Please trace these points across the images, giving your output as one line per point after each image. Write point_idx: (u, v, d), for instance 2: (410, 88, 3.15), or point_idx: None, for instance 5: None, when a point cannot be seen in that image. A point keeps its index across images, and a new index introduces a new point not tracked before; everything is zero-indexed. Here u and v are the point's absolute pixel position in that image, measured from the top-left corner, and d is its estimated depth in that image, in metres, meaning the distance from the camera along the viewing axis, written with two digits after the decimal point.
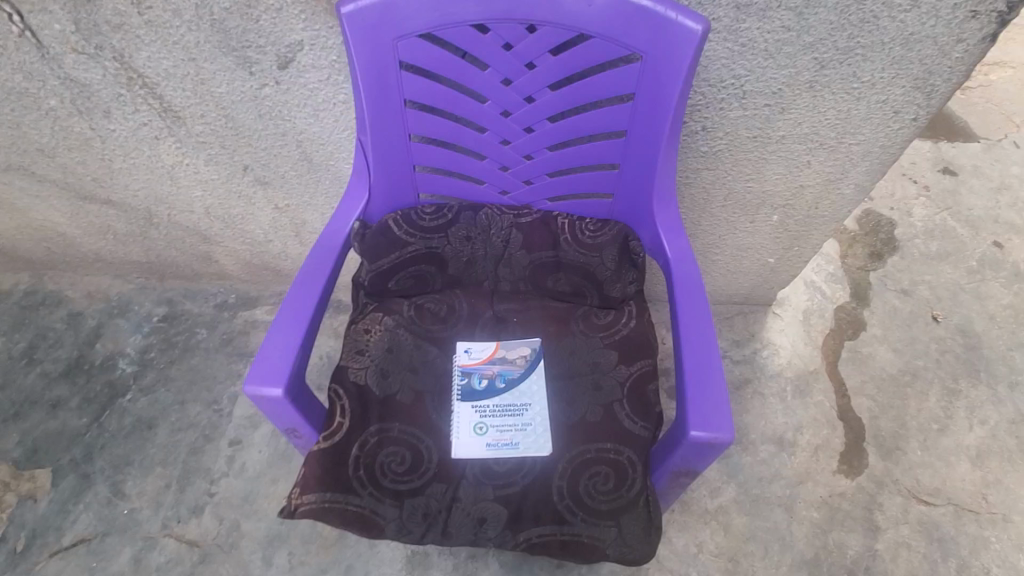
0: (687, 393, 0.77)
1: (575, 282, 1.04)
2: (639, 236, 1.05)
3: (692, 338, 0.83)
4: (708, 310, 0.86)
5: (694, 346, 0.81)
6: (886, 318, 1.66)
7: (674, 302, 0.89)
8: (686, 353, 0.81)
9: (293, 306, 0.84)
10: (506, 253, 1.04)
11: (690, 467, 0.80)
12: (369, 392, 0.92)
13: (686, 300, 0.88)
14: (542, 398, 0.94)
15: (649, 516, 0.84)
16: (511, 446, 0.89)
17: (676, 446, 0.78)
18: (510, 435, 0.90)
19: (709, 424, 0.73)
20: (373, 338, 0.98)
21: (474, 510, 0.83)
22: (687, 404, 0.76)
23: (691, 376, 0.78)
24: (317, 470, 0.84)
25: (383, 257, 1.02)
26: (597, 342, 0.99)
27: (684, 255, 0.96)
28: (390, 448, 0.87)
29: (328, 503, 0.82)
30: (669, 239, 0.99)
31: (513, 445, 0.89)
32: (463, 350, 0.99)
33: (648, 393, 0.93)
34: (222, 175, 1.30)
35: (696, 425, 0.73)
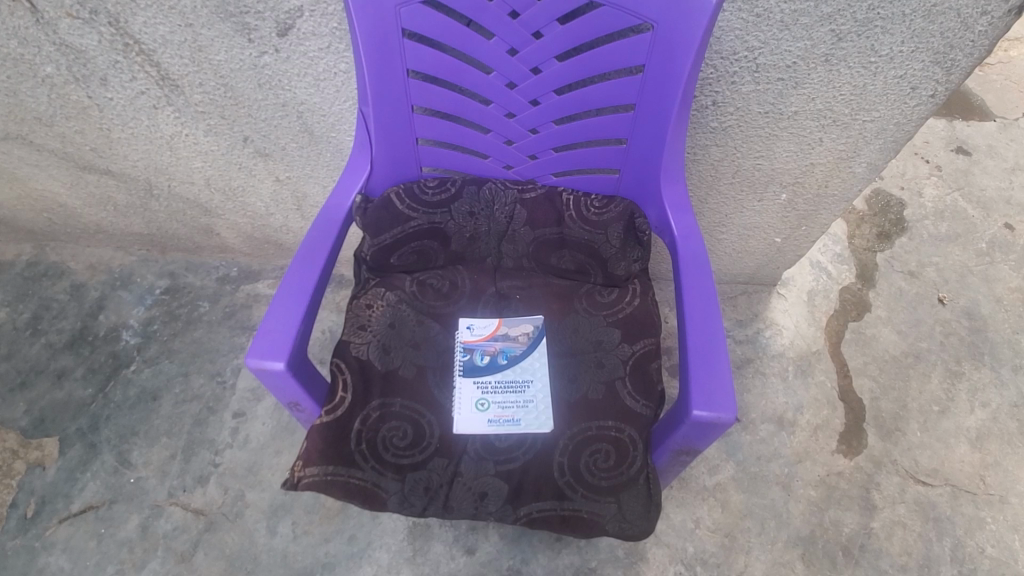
0: (691, 371, 0.75)
1: (579, 260, 1.03)
2: (646, 214, 1.03)
3: (696, 320, 0.81)
4: (715, 291, 0.84)
5: (699, 326, 0.79)
6: (892, 299, 1.65)
7: (680, 283, 0.87)
8: (690, 334, 0.79)
9: (293, 283, 0.82)
10: (511, 231, 1.03)
11: (693, 447, 0.79)
12: (371, 367, 0.92)
13: (691, 279, 0.87)
14: (545, 375, 0.94)
15: (649, 493, 0.84)
16: (513, 422, 0.89)
17: (678, 427, 0.76)
18: (512, 412, 0.90)
19: (712, 403, 0.72)
20: (376, 313, 0.98)
21: (475, 485, 0.84)
22: (690, 383, 0.74)
23: (695, 355, 0.76)
24: (320, 443, 0.84)
25: (384, 233, 1.00)
26: (599, 320, 0.99)
27: (691, 232, 0.94)
28: (393, 423, 0.87)
29: (330, 476, 0.83)
30: (675, 217, 0.97)
31: (514, 422, 0.89)
32: (465, 326, 1.00)
33: (651, 372, 0.93)
34: (222, 146, 1.28)
35: (699, 404, 0.72)
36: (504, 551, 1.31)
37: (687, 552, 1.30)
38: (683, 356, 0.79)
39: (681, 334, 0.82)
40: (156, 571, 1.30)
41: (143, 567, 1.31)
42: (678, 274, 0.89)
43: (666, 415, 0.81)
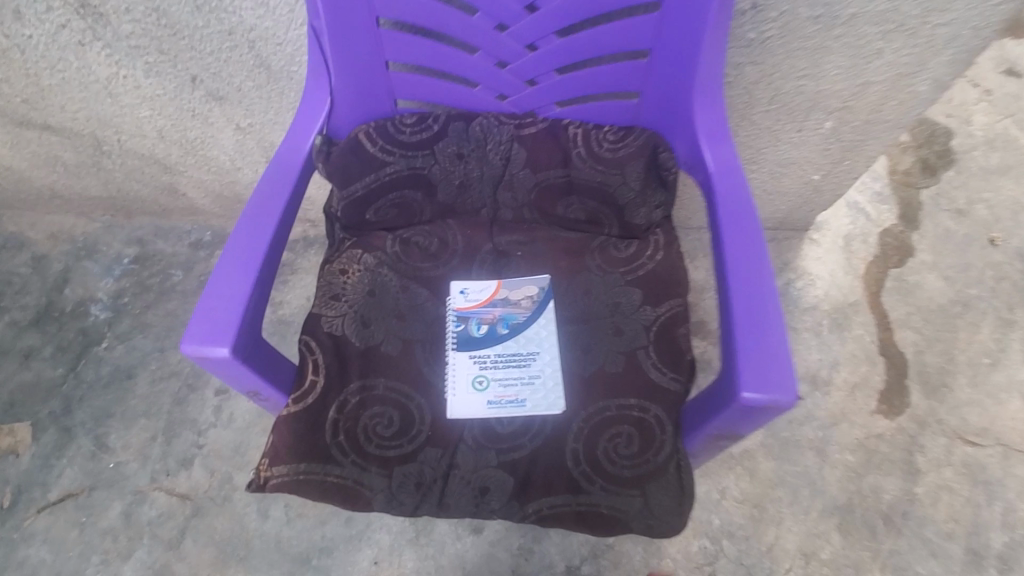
0: (738, 343, 0.59)
1: (590, 208, 0.86)
2: (674, 148, 0.84)
3: (740, 279, 0.64)
4: (763, 242, 0.67)
5: (745, 285, 0.63)
6: (937, 242, 1.48)
7: (717, 233, 0.70)
8: (734, 296, 0.63)
9: (239, 247, 0.66)
10: (508, 177, 0.86)
11: (737, 435, 0.64)
12: (348, 344, 0.78)
13: (731, 227, 0.69)
14: (553, 346, 0.80)
15: (682, 486, 0.69)
16: (517, 404, 0.76)
17: (719, 413, 0.60)
18: (516, 392, 0.77)
19: (766, 383, 0.56)
20: (352, 280, 0.83)
21: (475, 479, 0.71)
22: (738, 358, 0.58)
23: (742, 320, 0.60)
24: (288, 438, 0.70)
25: (354, 183, 0.83)
26: (616, 279, 0.83)
27: (730, 168, 0.76)
28: (375, 409, 0.74)
29: (303, 476, 0.69)
30: (711, 148, 0.78)
31: (518, 403, 0.76)
32: (458, 291, 0.85)
33: (679, 339, 0.78)
34: (168, 89, 1.10)
35: (750, 384, 0.56)
36: (513, 529, 1.21)
37: (712, 525, 1.19)
38: (725, 323, 0.63)
39: (721, 297, 0.65)
40: (144, 561, 1.22)
41: (129, 557, 1.22)
42: (714, 221, 0.71)
43: (702, 396, 0.66)
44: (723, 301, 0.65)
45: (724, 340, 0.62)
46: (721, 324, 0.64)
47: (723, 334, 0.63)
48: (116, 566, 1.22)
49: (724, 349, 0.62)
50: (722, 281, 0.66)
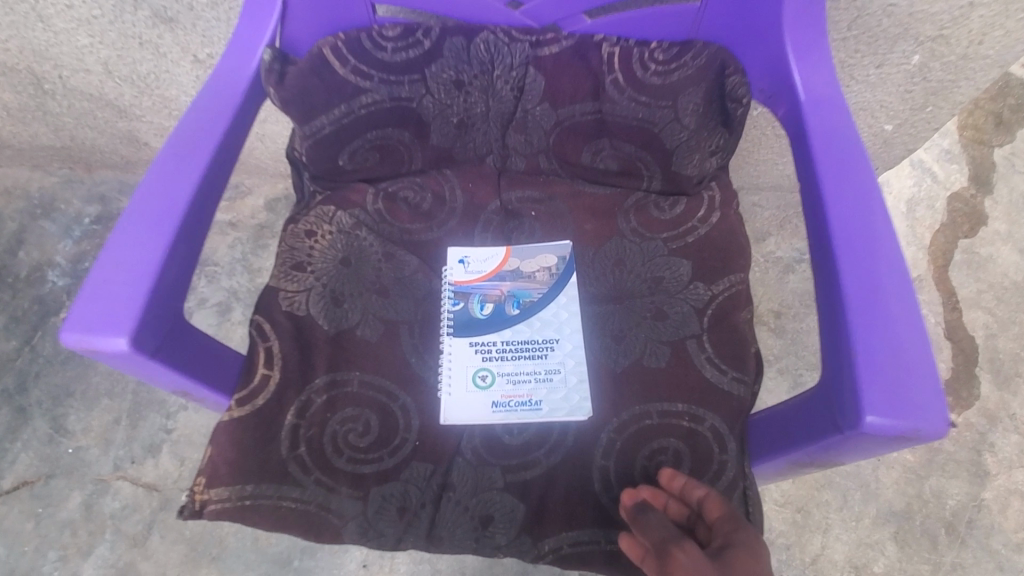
0: (855, 345, 0.41)
1: (627, 155, 0.67)
2: (747, 70, 0.63)
3: (853, 251, 0.46)
4: (880, 200, 0.49)
5: (859, 260, 0.45)
6: (1013, 209, 1.27)
7: (810, 187, 0.52)
8: (844, 276, 0.45)
9: (151, 198, 0.48)
10: (521, 114, 0.67)
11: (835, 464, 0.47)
12: (313, 328, 0.60)
13: (834, 177, 0.50)
14: (578, 333, 0.62)
15: (747, 522, 0.53)
16: (531, 407, 0.59)
17: (818, 439, 0.43)
18: (530, 392, 0.60)
19: (901, 405, 0.39)
20: (321, 246, 0.65)
21: (475, 505, 0.55)
22: (857, 367, 0.40)
23: (859, 310, 0.43)
24: (231, 452, 0.53)
25: (319, 117, 0.63)
26: (658, 247, 0.65)
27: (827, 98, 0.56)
28: (348, 412, 0.57)
29: (250, 501, 0.53)
30: (802, 67, 0.58)
31: (534, 405, 0.59)
32: (457, 260, 0.67)
33: (740, 326, 0.60)
34: (106, 9, 0.91)
35: (877, 407, 0.39)
36: None
37: None
38: (829, 313, 0.45)
39: (822, 276, 0.47)
40: (105, 560, 1.05)
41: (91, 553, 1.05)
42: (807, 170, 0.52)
43: (786, 409, 0.49)
44: (825, 282, 0.47)
45: (829, 338, 0.45)
46: (822, 314, 0.46)
47: (826, 329, 0.45)
48: (75, 565, 1.05)
49: (829, 350, 0.44)
50: (825, 254, 0.47)
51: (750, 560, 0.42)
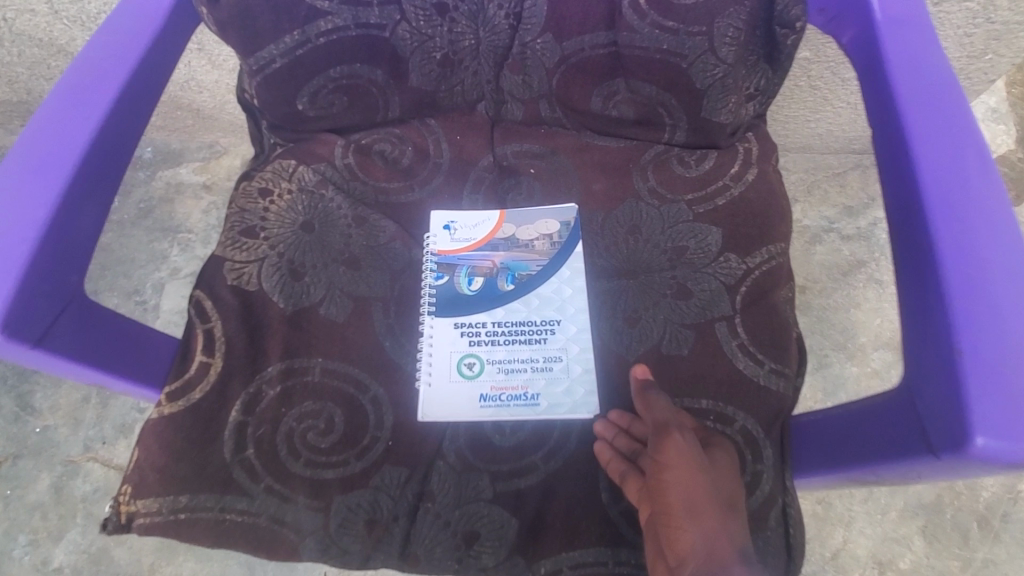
0: (962, 340, 0.32)
1: (648, 98, 0.55)
2: None
3: (953, 215, 0.36)
4: (983, 153, 0.38)
5: (961, 228, 0.35)
6: None
7: (890, 137, 0.41)
8: (944, 249, 0.35)
9: (39, 147, 0.39)
10: (519, 49, 0.55)
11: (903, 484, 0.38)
12: (268, 307, 0.50)
13: (925, 124, 0.39)
14: (584, 313, 0.52)
15: (787, 547, 0.43)
16: (526, 401, 0.49)
17: (894, 456, 0.34)
18: (526, 383, 0.50)
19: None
20: (277, 208, 0.55)
21: (458, 520, 0.46)
22: (965, 369, 0.31)
23: (965, 297, 0.33)
24: (163, 457, 0.45)
25: (268, 46, 0.51)
26: (680, 210, 0.54)
27: (910, 21, 0.44)
28: (306, 406, 0.48)
29: (186, 514, 0.44)
30: None
31: (530, 400, 0.49)
32: (443, 225, 0.56)
33: (779, 308, 0.50)
34: None
35: (993, 425, 0.29)
36: None
37: None
38: (921, 297, 0.35)
39: (909, 250, 0.37)
40: (76, 547, 0.80)
41: (63, 540, 0.81)
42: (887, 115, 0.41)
43: (847, 415, 0.39)
44: (914, 256, 0.37)
45: (918, 329, 0.35)
46: (910, 298, 0.36)
47: (917, 318, 0.35)
48: (46, 552, 0.80)
49: (918, 345, 0.35)
50: (915, 221, 0.37)
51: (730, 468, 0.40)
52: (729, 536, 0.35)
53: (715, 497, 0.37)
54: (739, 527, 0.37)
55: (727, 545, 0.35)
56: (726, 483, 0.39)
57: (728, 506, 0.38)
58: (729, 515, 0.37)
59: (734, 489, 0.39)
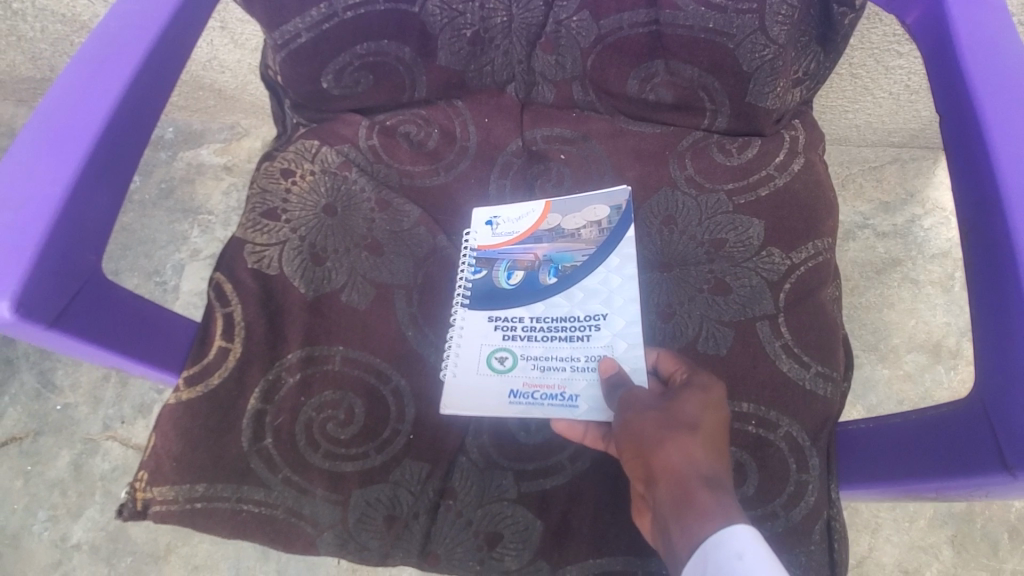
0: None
1: (687, 82, 0.52)
2: None
3: None
4: None
5: None
6: None
7: (961, 127, 0.38)
8: None
9: (58, 121, 0.37)
10: (553, 27, 0.53)
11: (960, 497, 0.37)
12: (288, 291, 0.49)
13: (1003, 113, 0.36)
14: (632, 307, 0.47)
15: (832, 562, 0.41)
16: (565, 404, 0.45)
17: (962, 473, 0.33)
18: (564, 382, 0.46)
19: None
20: (299, 189, 0.53)
21: (481, 519, 0.44)
22: None
23: None
24: (178, 443, 0.43)
25: (292, 20, 0.50)
26: (721, 200, 0.51)
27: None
28: (327, 395, 0.46)
29: (201, 503, 0.43)
30: None
31: (568, 400, 0.45)
32: (485, 220, 0.53)
33: (825, 308, 0.47)
34: None
35: None
36: None
37: None
38: (997, 303, 0.33)
39: (985, 251, 0.35)
40: (94, 524, 0.80)
41: (80, 518, 0.81)
42: (958, 101, 0.38)
43: (906, 422, 0.37)
44: (990, 259, 0.34)
45: (995, 337, 0.33)
46: (985, 302, 0.34)
47: (993, 324, 0.33)
48: (65, 528, 0.80)
49: (996, 355, 0.33)
50: (992, 217, 0.34)
51: (700, 398, 0.38)
52: (684, 454, 0.35)
53: (666, 425, 0.36)
54: (707, 443, 0.36)
55: (685, 469, 0.34)
56: (687, 406, 0.38)
57: (694, 437, 0.36)
58: (688, 434, 0.36)
59: (705, 418, 0.37)
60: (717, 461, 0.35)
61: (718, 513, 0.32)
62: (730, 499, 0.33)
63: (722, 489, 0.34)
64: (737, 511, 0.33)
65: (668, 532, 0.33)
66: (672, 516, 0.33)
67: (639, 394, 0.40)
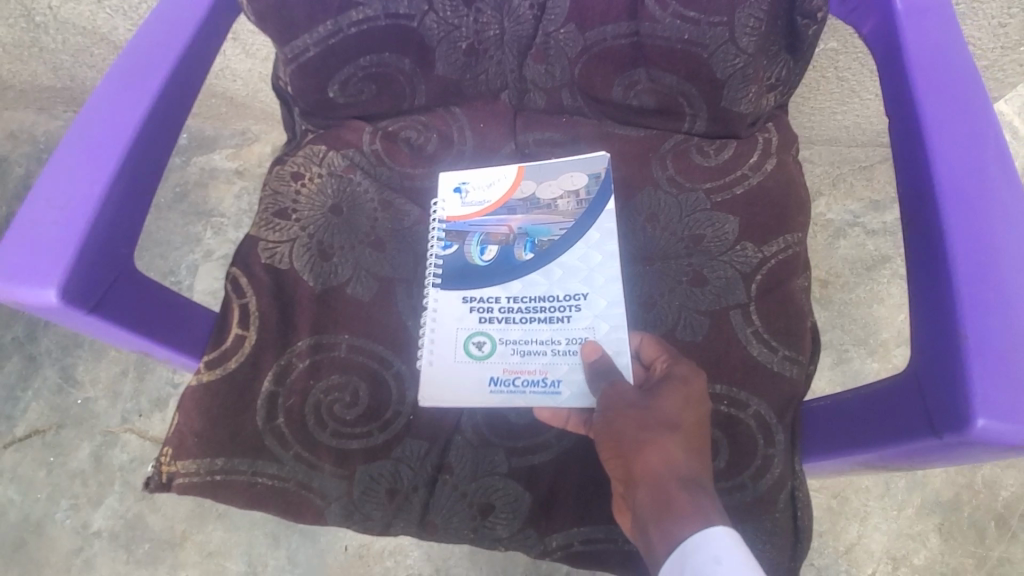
0: (968, 329, 0.33)
1: (666, 88, 0.56)
2: None
3: (965, 203, 0.37)
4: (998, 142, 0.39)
5: (969, 221, 0.36)
6: None
7: (906, 128, 0.42)
8: (955, 242, 0.36)
9: (95, 129, 0.42)
10: (542, 39, 0.56)
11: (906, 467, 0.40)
12: (297, 283, 0.53)
13: (942, 117, 0.40)
14: (611, 287, 0.51)
15: (795, 529, 0.45)
16: (547, 390, 0.48)
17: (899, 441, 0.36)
18: (545, 368, 0.49)
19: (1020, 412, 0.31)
20: (308, 190, 0.57)
21: (474, 491, 0.48)
22: (969, 359, 0.33)
23: (972, 290, 0.34)
24: (199, 420, 0.48)
25: (302, 36, 0.53)
26: (699, 198, 0.55)
27: (932, 10, 0.44)
28: (333, 379, 0.50)
29: (221, 476, 0.47)
30: None
31: (550, 387, 0.48)
32: (457, 186, 0.57)
33: (795, 297, 0.51)
34: None
35: (989, 409, 0.31)
36: None
37: None
38: (930, 287, 0.37)
39: (922, 241, 0.38)
40: (114, 512, 0.85)
41: (100, 506, 0.85)
42: (902, 105, 0.42)
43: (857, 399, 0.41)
44: (926, 247, 0.38)
45: (928, 317, 0.36)
46: (920, 287, 0.37)
47: (926, 306, 0.37)
48: (86, 516, 0.85)
49: (928, 333, 0.36)
50: (927, 211, 0.38)
51: (679, 399, 0.41)
52: (665, 459, 0.38)
53: (650, 427, 0.40)
54: (686, 445, 0.39)
55: (666, 471, 0.38)
56: (669, 407, 0.41)
57: (674, 440, 0.39)
58: (670, 436, 0.39)
59: (684, 419, 0.40)
60: (694, 461, 0.39)
61: (695, 515, 0.36)
62: (706, 501, 0.37)
63: (700, 490, 0.38)
64: (712, 511, 0.37)
65: (649, 529, 0.38)
66: (653, 519, 0.37)
67: (622, 393, 0.43)
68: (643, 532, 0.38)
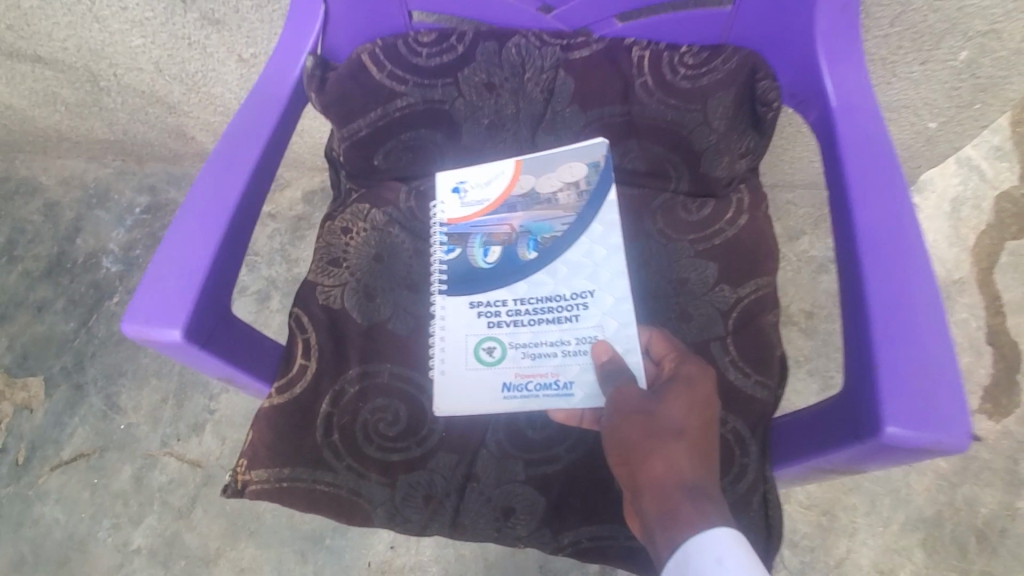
0: (879, 359, 0.44)
1: (654, 155, 0.66)
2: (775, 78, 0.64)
3: (881, 262, 0.48)
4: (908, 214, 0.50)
5: (884, 277, 0.47)
6: None
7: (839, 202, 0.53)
8: (871, 292, 0.47)
9: (203, 202, 0.53)
10: (551, 114, 0.66)
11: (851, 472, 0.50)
12: (346, 320, 0.63)
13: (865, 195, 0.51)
14: (616, 283, 0.60)
15: (767, 526, 0.54)
16: (561, 393, 0.57)
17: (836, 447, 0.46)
18: (557, 369, 0.57)
19: (919, 420, 0.41)
20: (355, 243, 0.68)
21: (496, 496, 0.57)
22: (879, 381, 0.43)
23: (883, 331, 0.45)
24: (269, 436, 0.57)
25: (357, 120, 0.66)
26: (684, 248, 0.65)
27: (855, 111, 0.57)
28: (378, 402, 0.60)
29: (287, 483, 0.57)
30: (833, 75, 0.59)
31: (564, 389, 0.57)
32: (456, 187, 0.66)
33: (766, 331, 0.61)
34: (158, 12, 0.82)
35: (895, 418, 0.41)
36: None
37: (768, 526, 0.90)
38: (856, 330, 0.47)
39: (850, 293, 0.49)
40: (153, 530, 0.93)
41: (140, 525, 0.93)
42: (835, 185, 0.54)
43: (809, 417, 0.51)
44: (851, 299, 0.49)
45: (854, 352, 0.47)
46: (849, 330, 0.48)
47: (853, 344, 0.47)
48: (126, 534, 0.93)
49: (854, 364, 0.47)
50: (852, 270, 0.49)
51: (684, 408, 0.50)
52: (670, 465, 0.47)
53: (658, 436, 0.48)
54: (689, 451, 0.48)
55: (671, 475, 0.47)
56: (674, 414, 0.49)
57: (678, 447, 0.47)
58: (676, 444, 0.47)
59: (688, 427, 0.49)
60: (697, 466, 0.47)
61: (694, 518, 0.45)
62: (706, 502, 0.46)
63: (699, 492, 0.46)
64: (712, 514, 0.45)
65: (655, 527, 0.46)
66: (658, 520, 0.46)
67: (635, 401, 0.51)
68: (650, 529, 0.47)
